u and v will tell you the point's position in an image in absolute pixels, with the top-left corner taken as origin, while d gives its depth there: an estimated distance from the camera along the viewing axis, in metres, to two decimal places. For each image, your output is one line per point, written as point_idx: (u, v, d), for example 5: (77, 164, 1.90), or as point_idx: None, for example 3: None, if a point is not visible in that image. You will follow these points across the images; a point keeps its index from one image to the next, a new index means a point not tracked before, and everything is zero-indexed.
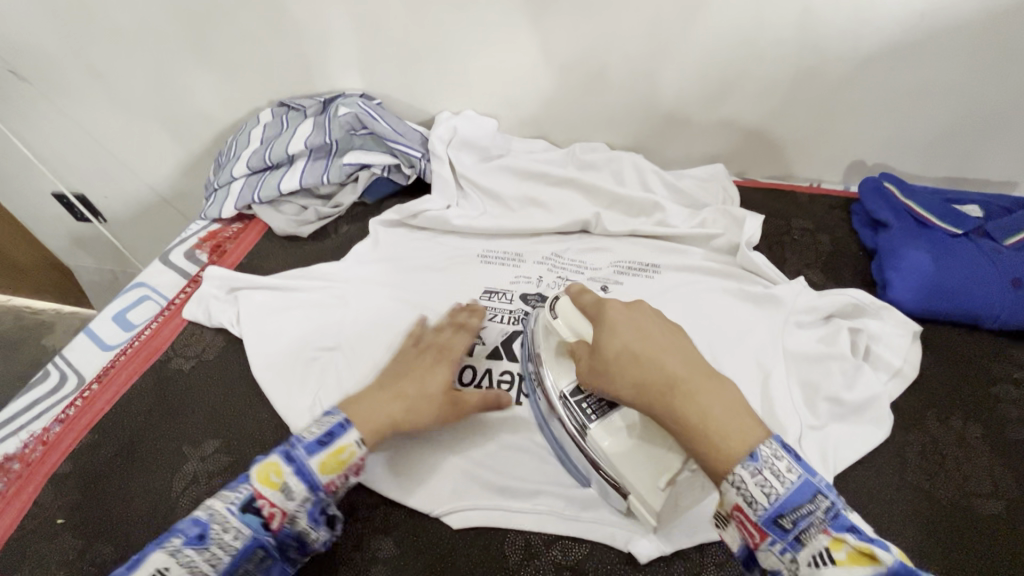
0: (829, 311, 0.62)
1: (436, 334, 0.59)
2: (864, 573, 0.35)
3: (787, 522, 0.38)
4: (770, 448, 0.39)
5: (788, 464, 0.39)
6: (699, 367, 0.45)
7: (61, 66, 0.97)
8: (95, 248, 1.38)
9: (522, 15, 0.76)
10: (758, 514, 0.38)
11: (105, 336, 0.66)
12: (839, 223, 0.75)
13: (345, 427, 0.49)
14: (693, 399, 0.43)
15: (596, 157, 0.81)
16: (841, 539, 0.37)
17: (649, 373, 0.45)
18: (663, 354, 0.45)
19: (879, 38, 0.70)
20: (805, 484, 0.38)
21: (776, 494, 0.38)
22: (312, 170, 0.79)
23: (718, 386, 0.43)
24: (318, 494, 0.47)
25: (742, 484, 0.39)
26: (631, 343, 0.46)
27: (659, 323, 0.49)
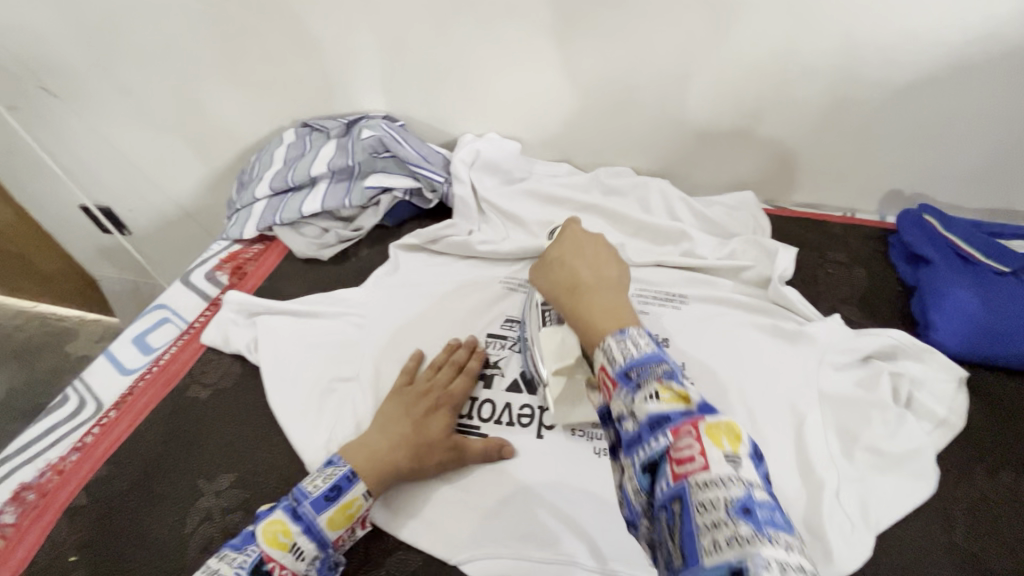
0: (867, 353, 0.59)
1: (434, 373, 0.59)
2: (679, 409, 0.34)
3: (630, 372, 0.37)
4: (637, 329, 0.40)
5: (647, 336, 0.40)
6: (608, 279, 0.50)
7: (93, 84, 0.99)
8: (118, 259, 1.40)
9: (550, 39, 0.75)
10: (612, 368, 0.38)
11: (124, 360, 0.65)
12: (876, 257, 0.72)
13: (353, 481, 0.50)
14: (584, 294, 0.48)
15: (621, 183, 0.79)
16: (669, 386, 0.35)
17: (563, 275, 0.51)
18: (581, 265, 0.51)
19: (921, 66, 0.67)
20: (657, 352, 0.38)
21: (629, 353, 0.38)
22: (334, 192, 0.78)
23: (612, 293, 0.48)
24: (326, 551, 0.48)
25: (606, 346, 0.40)
26: (562, 254, 0.53)
27: (599, 246, 0.54)
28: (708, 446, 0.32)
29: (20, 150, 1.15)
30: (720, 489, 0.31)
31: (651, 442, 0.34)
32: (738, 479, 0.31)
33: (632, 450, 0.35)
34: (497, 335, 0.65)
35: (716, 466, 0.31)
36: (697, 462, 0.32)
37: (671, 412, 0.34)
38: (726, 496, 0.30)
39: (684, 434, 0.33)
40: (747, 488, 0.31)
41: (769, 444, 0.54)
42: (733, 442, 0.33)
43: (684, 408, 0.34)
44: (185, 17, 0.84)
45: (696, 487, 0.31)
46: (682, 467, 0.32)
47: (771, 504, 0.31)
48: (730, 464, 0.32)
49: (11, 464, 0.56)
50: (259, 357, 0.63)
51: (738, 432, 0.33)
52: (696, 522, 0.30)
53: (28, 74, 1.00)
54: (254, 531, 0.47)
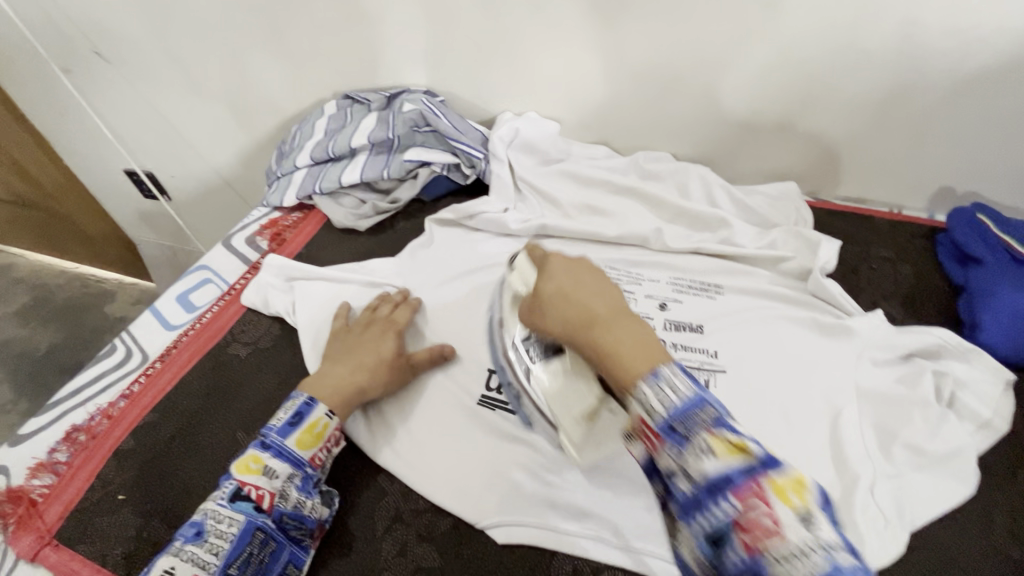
0: (910, 350, 0.58)
1: (374, 311, 0.63)
2: (739, 465, 0.31)
3: (676, 426, 0.33)
4: (670, 368, 0.36)
5: (683, 376, 0.35)
6: (623, 306, 0.42)
7: (144, 51, 1.01)
8: (157, 225, 1.44)
9: (598, 17, 0.73)
10: (653, 420, 0.34)
11: (169, 316, 0.68)
12: (923, 256, 0.70)
13: (311, 403, 0.54)
14: (605, 331, 0.40)
15: (660, 167, 0.78)
16: (721, 435, 0.33)
17: (571, 313, 0.42)
18: (588, 294, 0.43)
19: (987, 58, 0.64)
20: (698, 395, 0.35)
21: (669, 400, 0.34)
22: (374, 164, 0.79)
23: (635, 321, 0.40)
24: (303, 469, 0.52)
25: (639, 392, 0.35)
26: (560, 284, 0.44)
27: (597, 269, 0.46)
28: (778, 508, 0.30)
29: (71, 112, 1.19)
30: (802, 561, 0.28)
31: (712, 509, 0.31)
32: (817, 544, 0.29)
33: (689, 516, 0.33)
34: None
35: (790, 532, 0.29)
36: (769, 530, 0.29)
37: (730, 471, 0.31)
38: (806, 565, 0.28)
39: (749, 498, 0.30)
40: (826, 550, 0.29)
41: (803, 436, 0.53)
42: (803, 497, 0.31)
43: (745, 464, 0.31)
44: None
45: (773, 561, 0.29)
46: (755, 538, 0.30)
47: (852, 563, 0.29)
48: (804, 526, 0.30)
49: (63, 407, 0.59)
50: (297, 319, 0.64)
51: (805, 482, 0.31)
52: None
53: (83, 38, 1.03)
54: (228, 468, 0.51)
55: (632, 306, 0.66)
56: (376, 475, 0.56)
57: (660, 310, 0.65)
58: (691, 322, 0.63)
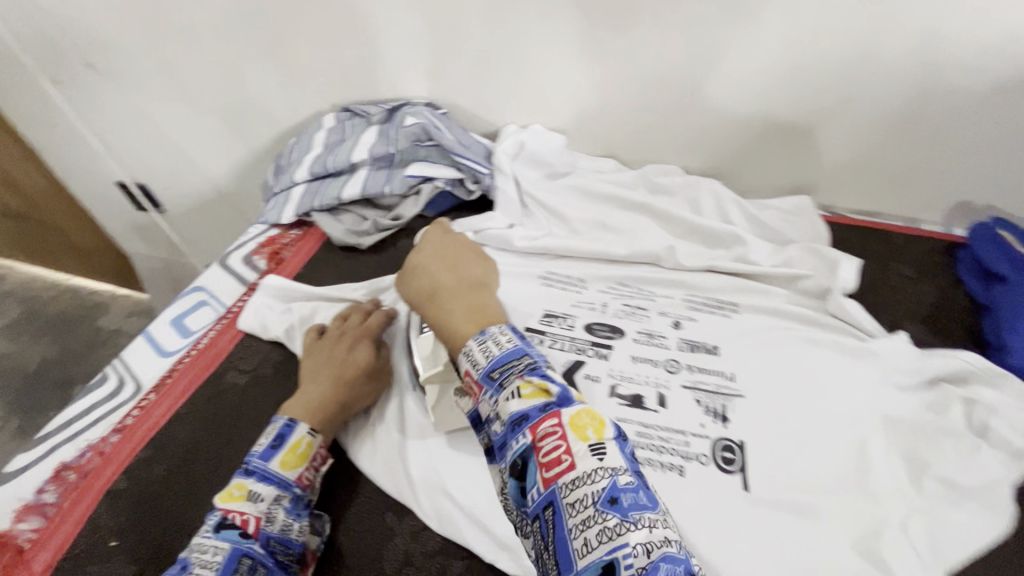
0: (936, 375, 0.56)
1: (345, 322, 0.61)
2: (539, 404, 0.37)
3: (493, 374, 0.40)
4: (498, 329, 0.44)
5: (508, 335, 0.43)
6: (469, 280, 0.55)
7: (136, 61, 0.98)
8: (150, 237, 1.41)
9: (605, 27, 0.71)
10: (476, 372, 0.41)
11: (163, 342, 0.65)
12: (942, 272, 0.68)
13: (292, 424, 0.52)
14: (443, 301, 0.51)
15: (670, 181, 0.76)
16: (529, 380, 0.39)
17: (423, 283, 0.54)
18: (442, 271, 0.55)
19: (1006, 71, 0.63)
20: (518, 348, 0.42)
21: (491, 353, 0.42)
22: (375, 180, 0.76)
23: (469, 294, 0.52)
24: (292, 489, 0.50)
25: (469, 349, 0.43)
26: (424, 261, 0.57)
27: (460, 252, 0.59)
28: (572, 442, 0.35)
29: (60, 125, 1.16)
30: (586, 483, 0.33)
31: (514, 442, 0.37)
32: (603, 468, 0.34)
33: (501, 453, 0.37)
34: (536, 330, 0.62)
35: (579, 459, 0.34)
36: (561, 458, 0.34)
37: (529, 409, 0.37)
38: (592, 487, 0.33)
39: (546, 431, 0.36)
40: (611, 474, 0.34)
41: (829, 464, 0.51)
42: (597, 431, 0.36)
43: (542, 403, 0.37)
44: None
45: (566, 489, 0.33)
46: (551, 470, 0.34)
47: (633, 485, 0.34)
48: (592, 453, 0.35)
49: (52, 442, 0.56)
50: (298, 345, 0.62)
51: (601, 420, 0.36)
52: (567, 520, 0.33)
53: (72, 48, 0.99)
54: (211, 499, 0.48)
55: (646, 324, 0.63)
56: (382, 513, 0.53)
57: (674, 328, 0.63)
58: (706, 343, 0.61)
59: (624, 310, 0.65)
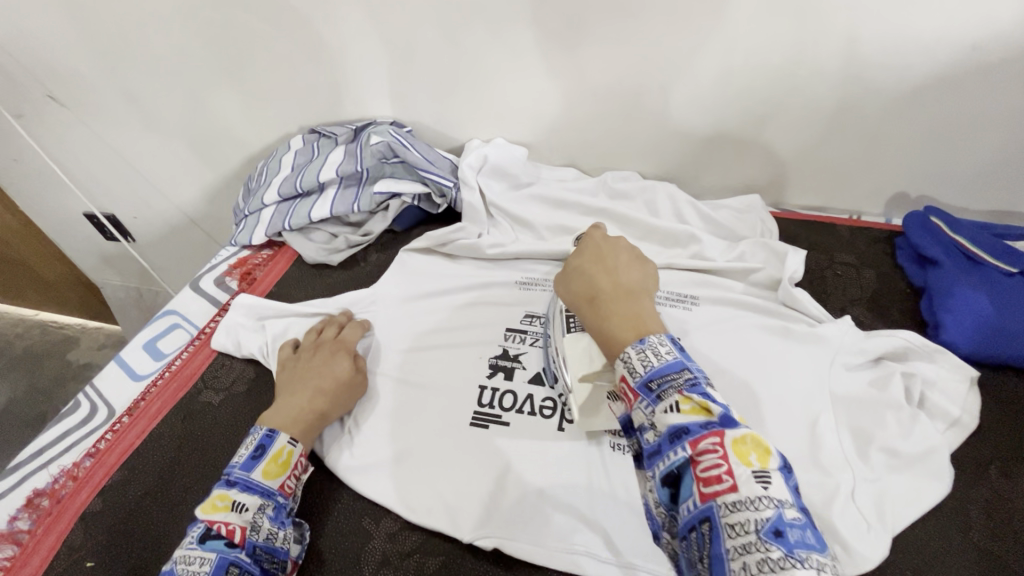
0: (879, 354, 0.59)
1: (319, 335, 0.63)
2: (700, 421, 0.37)
3: (652, 384, 0.40)
4: (658, 337, 0.42)
5: (669, 345, 0.42)
6: (630, 287, 0.49)
7: (100, 91, 0.99)
8: (121, 266, 1.40)
9: (557, 43, 0.75)
10: (634, 379, 0.41)
11: (135, 366, 0.66)
12: (883, 259, 0.73)
13: (272, 435, 0.53)
14: (604, 308, 0.47)
15: (628, 186, 0.80)
16: (690, 396, 0.38)
17: (579, 286, 0.51)
18: (600, 273, 0.51)
19: (925, 71, 0.68)
20: (679, 360, 0.40)
21: (649, 363, 0.40)
22: (343, 198, 0.78)
23: (634, 303, 0.47)
24: (274, 498, 0.51)
25: (627, 355, 0.42)
26: (585, 261, 0.53)
27: (620, 253, 0.54)
28: (735, 464, 0.35)
29: (22, 158, 1.15)
30: (749, 509, 0.33)
31: (670, 453, 0.37)
32: (769, 498, 0.33)
33: (654, 460, 0.38)
34: (516, 329, 0.66)
35: (743, 485, 0.34)
36: (723, 481, 0.34)
37: (690, 424, 0.37)
38: (756, 514, 0.33)
39: (706, 447, 0.36)
40: (777, 506, 0.33)
41: (782, 441, 0.54)
42: (761, 457, 0.35)
43: (704, 420, 0.37)
44: (194, 23, 0.84)
45: (725, 509, 0.34)
46: (709, 487, 0.35)
47: (799, 519, 0.33)
48: (756, 480, 0.34)
49: (23, 471, 0.57)
50: (273, 362, 0.63)
51: (765, 446, 0.35)
52: (725, 540, 0.33)
53: (35, 82, 1.00)
54: (194, 512, 0.49)
55: None
56: (360, 517, 0.54)
57: None
58: None
59: None
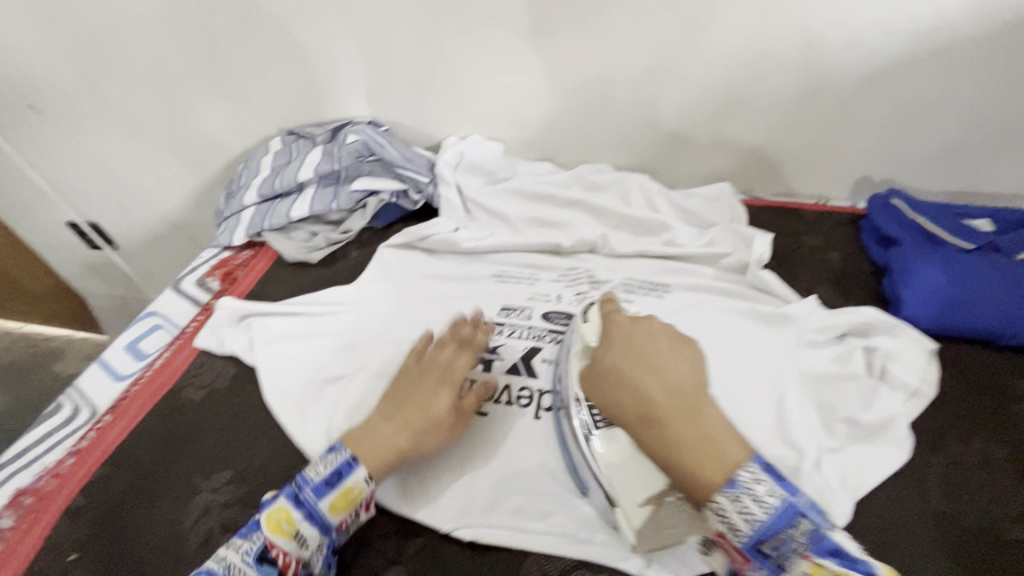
0: (842, 330, 0.62)
1: (440, 350, 0.58)
2: None
3: (763, 546, 0.37)
4: (746, 470, 0.38)
5: (764, 480, 0.38)
6: (684, 389, 0.43)
7: (78, 99, 0.99)
8: (105, 275, 1.40)
9: (526, 39, 0.77)
10: (738, 539, 0.37)
11: (117, 366, 0.67)
12: (848, 241, 0.75)
13: (352, 465, 0.51)
14: (670, 432, 0.41)
15: (601, 178, 0.81)
16: (820, 562, 0.35)
17: (627, 399, 0.43)
18: (646, 377, 0.43)
19: (880, 57, 0.71)
20: (787, 505, 0.37)
21: (756, 518, 0.37)
22: (322, 197, 0.79)
23: (698, 414, 0.41)
24: (331, 534, 0.49)
25: (716, 504, 0.38)
26: (624, 364, 0.45)
27: (653, 336, 0.46)
28: None
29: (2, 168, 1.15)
30: None
31: None
32: None
33: None
34: (494, 322, 0.67)
35: None
36: None
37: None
38: None
39: None
40: None
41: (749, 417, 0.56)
42: None
43: None
44: (169, 29, 0.85)
45: None
46: None
47: None
48: None
49: (7, 471, 0.58)
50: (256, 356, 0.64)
51: None
52: None
53: (13, 91, 1.00)
54: (259, 519, 0.48)
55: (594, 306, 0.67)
56: None
57: None
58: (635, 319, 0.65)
59: (576, 298, 0.68)
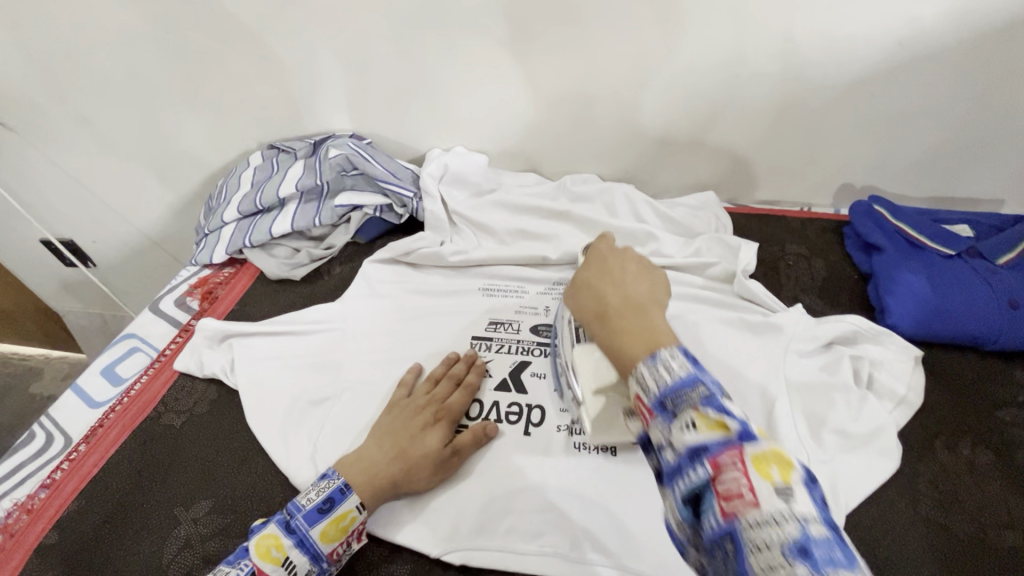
0: (830, 339, 0.61)
1: (434, 387, 0.59)
2: (718, 438, 0.32)
3: (665, 402, 0.34)
4: (669, 350, 0.36)
5: (682, 357, 0.36)
6: (642, 296, 0.42)
7: (51, 115, 0.97)
8: (82, 293, 1.36)
9: (509, 53, 0.76)
10: (646, 397, 0.35)
11: (92, 393, 0.64)
12: (832, 249, 0.76)
13: (345, 493, 0.50)
14: (614, 324, 0.40)
15: (587, 189, 0.81)
16: (705, 411, 0.32)
17: (587, 301, 0.44)
18: (606, 286, 0.43)
19: (857, 67, 0.71)
20: (692, 373, 0.34)
21: (661, 378, 0.35)
22: (304, 213, 0.78)
23: (645, 313, 0.40)
24: (321, 564, 0.48)
25: (636, 371, 0.36)
26: (592, 276, 0.45)
27: (630, 260, 0.46)
28: (757, 481, 0.30)
29: None
30: (773, 529, 0.28)
31: (689, 473, 0.32)
32: (794, 517, 0.28)
33: (672, 481, 0.33)
34: (482, 337, 0.66)
35: (766, 502, 0.29)
36: (745, 498, 0.30)
37: (709, 442, 0.32)
38: (780, 534, 0.28)
39: (727, 466, 0.31)
40: (802, 524, 0.28)
41: None
42: (784, 473, 0.30)
43: (722, 438, 0.31)
44: (145, 44, 0.84)
45: (749, 527, 0.29)
46: (731, 504, 0.30)
47: (830, 538, 0.28)
48: (782, 498, 0.29)
49: None
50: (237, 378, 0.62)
51: (787, 460, 0.31)
52: (751, 562, 0.28)
53: None
54: (247, 545, 0.47)
55: None
56: None
57: None
58: None
59: None
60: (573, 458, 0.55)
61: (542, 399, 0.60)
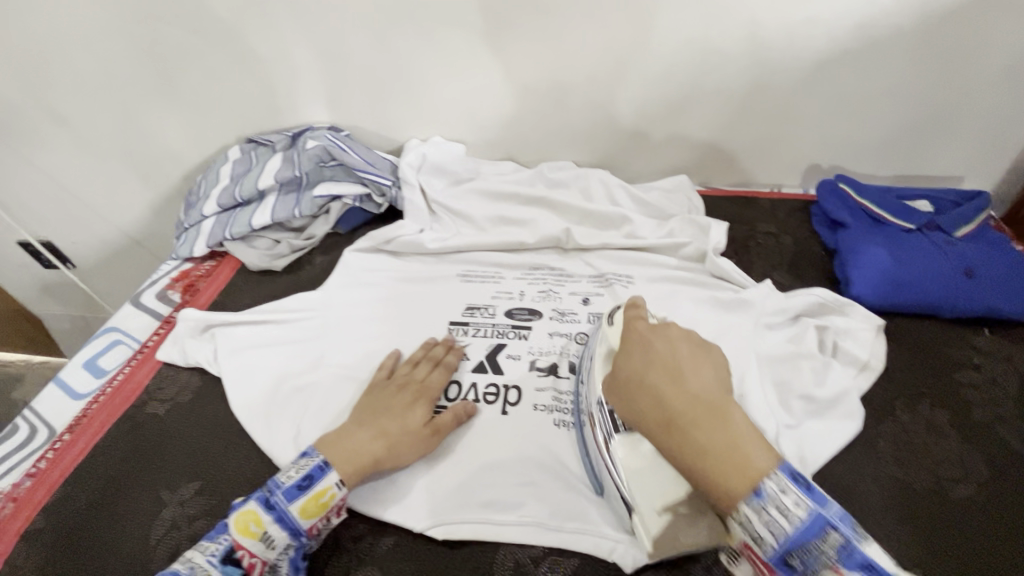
0: (797, 311, 0.64)
1: (413, 368, 0.60)
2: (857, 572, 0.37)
3: (790, 559, 0.38)
4: (776, 481, 0.39)
5: (795, 493, 0.39)
6: (709, 399, 0.43)
7: (24, 115, 0.96)
8: (62, 294, 1.35)
9: (482, 43, 0.78)
10: (764, 553, 0.39)
11: (75, 385, 0.65)
12: (800, 227, 0.78)
13: (325, 468, 0.51)
14: (692, 438, 0.41)
15: (563, 175, 0.82)
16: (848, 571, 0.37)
17: (647, 408, 0.44)
18: (665, 384, 0.44)
19: (819, 51, 0.74)
20: (815, 514, 0.38)
21: (783, 530, 0.38)
22: (283, 205, 0.78)
23: (722, 420, 0.42)
24: (300, 539, 0.49)
25: (741, 517, 0.39)
26: (646, 372, 0.45)
27: (681, 347, 0.46)
28: None
29: None
30: None
31: None
32: None
33: None
34: (460, 323, 0.67)
35: None
36: None
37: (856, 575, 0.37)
38: None
39: None
40: None
41: None
42: None
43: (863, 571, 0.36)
44: (118, 40, 0.83)
45: None
46: None
47: None
48: None
49: None
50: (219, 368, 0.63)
51: None
52: None
53: None
54: (227, 521, 0.48)
55: (558, 303, 0.69)
56: None
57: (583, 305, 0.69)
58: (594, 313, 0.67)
59: (541, 295, 0.70)
60: (552, 432, 0.57)
61: (520, 378, 0.62)
